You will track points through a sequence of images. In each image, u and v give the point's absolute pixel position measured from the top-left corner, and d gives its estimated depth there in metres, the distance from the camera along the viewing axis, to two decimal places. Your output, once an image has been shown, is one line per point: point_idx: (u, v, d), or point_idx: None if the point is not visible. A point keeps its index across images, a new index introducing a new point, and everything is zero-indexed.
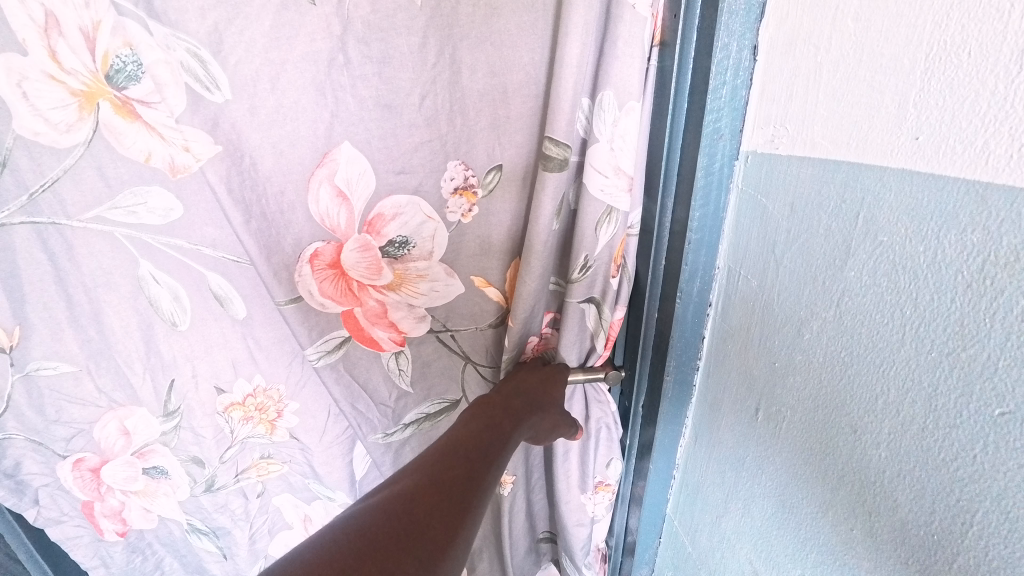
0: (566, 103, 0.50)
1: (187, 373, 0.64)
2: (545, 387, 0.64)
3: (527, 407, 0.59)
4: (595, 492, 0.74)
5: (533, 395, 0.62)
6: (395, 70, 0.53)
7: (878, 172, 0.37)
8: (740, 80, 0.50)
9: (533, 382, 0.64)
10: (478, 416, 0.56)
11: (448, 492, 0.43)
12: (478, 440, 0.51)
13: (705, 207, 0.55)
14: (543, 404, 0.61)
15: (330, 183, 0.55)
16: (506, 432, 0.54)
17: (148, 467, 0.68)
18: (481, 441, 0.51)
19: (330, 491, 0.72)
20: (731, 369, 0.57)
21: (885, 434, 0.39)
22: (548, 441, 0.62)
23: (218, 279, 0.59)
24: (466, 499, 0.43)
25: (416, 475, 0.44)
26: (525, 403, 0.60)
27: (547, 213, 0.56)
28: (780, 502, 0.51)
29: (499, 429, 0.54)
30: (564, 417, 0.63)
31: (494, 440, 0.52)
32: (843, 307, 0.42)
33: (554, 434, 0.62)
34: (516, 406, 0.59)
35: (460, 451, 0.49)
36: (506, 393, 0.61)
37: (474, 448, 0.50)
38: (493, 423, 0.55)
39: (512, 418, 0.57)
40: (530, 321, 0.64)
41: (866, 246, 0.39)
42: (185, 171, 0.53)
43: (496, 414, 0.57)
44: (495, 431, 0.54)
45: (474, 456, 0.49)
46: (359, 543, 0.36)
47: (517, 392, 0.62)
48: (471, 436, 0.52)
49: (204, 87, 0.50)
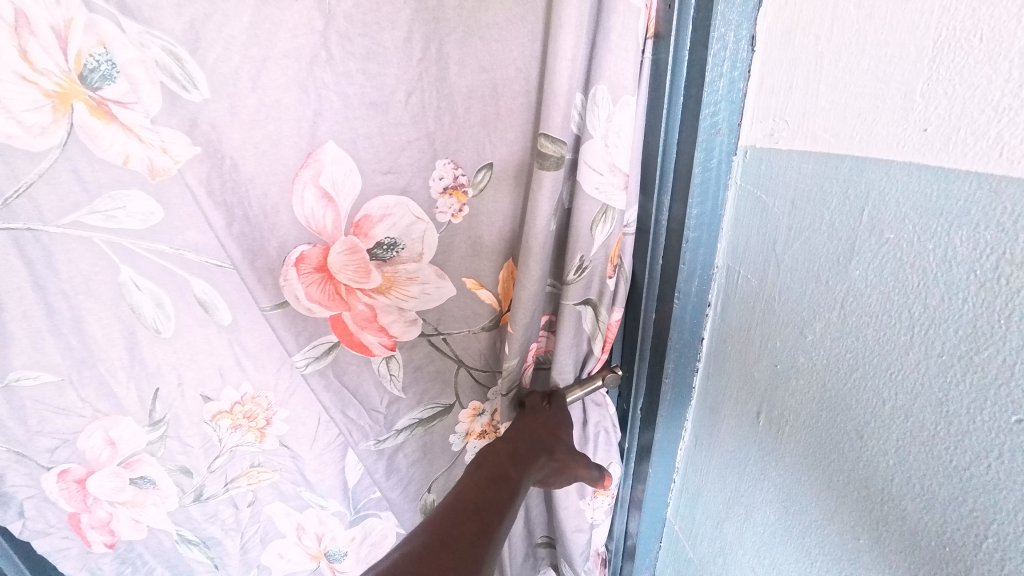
0: (561, 98, 0.48)
1: (172, 382, 0.62)
2: (550, 428, 0.62)
3: (533, 450, 0.58)
4: (594, 496, 0.73)
5: (539, 438, 0.60)
6: (380, 67, 0.51)
7: (885, 165, 0.35)
8: (738, 72, 0.48)
9: (537, 426, 0.61)
10: (485, 467, 0.56)
11: (458, 552, 0.43)
12: (485, 492, 0.52)
13: (702, 204, 0.53)
14: (549, 445, 0.60)
15: (314, 184, 0.53)
16: (512, 484, 0.54)
17: (135, 477, 0.66)
18: (490, 493, 0.52)
19: (323, 500, 0.71)
20: (731, 372, 0.55)
21: (893, 440, 0.38)
22: (563, 484, 0.60)
23: (202, 285, 0.57)
24: (476, 559, 0.43)
25: (426, 534, 0.45)
26: (531, 447, 0.59)
27: (544, 214, 0.53)
28: (783, 509, 0.50)
29: (506, 480, 0.54)
30: (576, 456, 0.60)
31: (502, 490, 0.53)
32: (847, 308, 0.40)
33: (569, 478, 0.60)
34: (522, 450, 0.58)
35: (469, 505, 0.49)
36: (511, 436, 0.60)
37: (482, 501, 0.50)
38: (500, 472, 0.55)
39: (518, 467, 0.56)
40: (532, 327, 0.60)
41: (871, 244, 0.37)
42: (165, 174, 0.51)
43: (502, 463, 0.56)
44: (501, 481, 0.54)
45: (482, 511, 0.49)
46: None
47: (522, 433, 0.60)
48: (480, 487, 0.52)
49: (181, 87, 0.48)
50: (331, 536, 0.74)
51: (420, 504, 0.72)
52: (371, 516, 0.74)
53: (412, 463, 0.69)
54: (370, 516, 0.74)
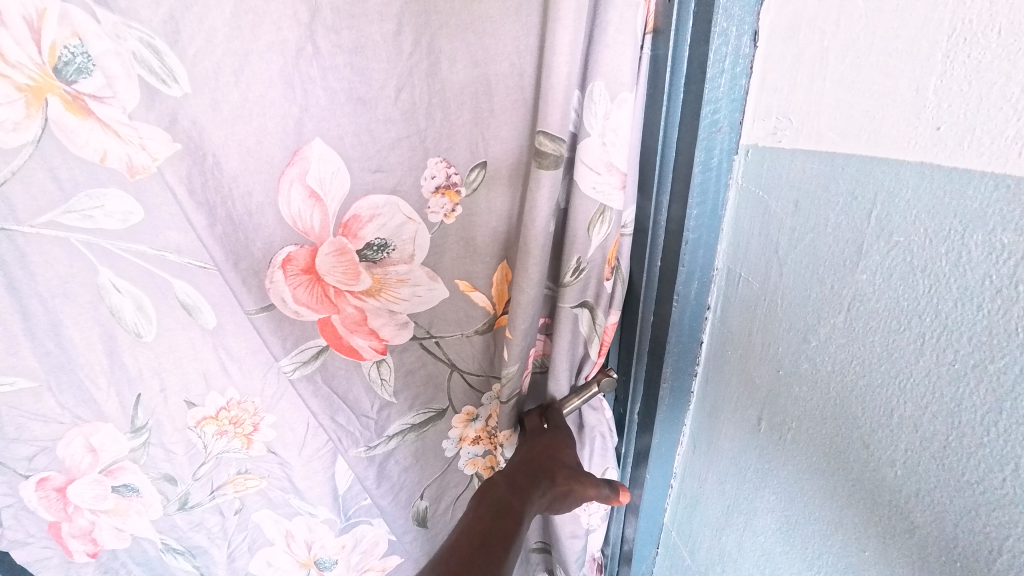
0: (559, 94, 0.46)
1: (155, 388, 0.60)
2: (551, 454, 0.60)
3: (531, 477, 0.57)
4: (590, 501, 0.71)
5: (536, 465, 0.58)
6: (369, 61, 0.49)
7: (894, 165, 0.34)
8: (740, 68, 0.46)
9: (538, 453, 0.60)
10: (485, 502, 0.53)
11: None
12: (485, 525, 0.49)
13: (702, 204, 0.52)
14: (550, 470, 0.58)
15: (301, 182, 0.51)
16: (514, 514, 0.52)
17: (117, 485, 0.64)
18: (493, 524, 0.50)
19: (312, 507, 0.69)
20: (730, 377, 0.54)
21: (901, 449, 0.36)
22: (570, 508, 0.57)
23: (185, 287, 0.55)
24: None
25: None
26: (529, 474, 0.57)
27: (544, 214, 0.51)
28: (784, 518, 0.48)
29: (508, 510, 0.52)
30: (581, 478, 0.58)
31: (506, 519, 0.51)
32: (853, 313, 0.39)
33: (574, 501, 0.57)
34: (522, 478, 0.56)
35: (473, 540, 0.48)
36: (512, 468, 0.58)
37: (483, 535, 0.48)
38: (500, 503, 0.53)
39: (518, 497, 0.54)
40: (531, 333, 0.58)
41: (879, 247, 0.36)
42: (144, 172, 0.49)
43: (502, 495, 0.54)
44: (504, 512, 0.52)
45: (488, 545, 0.47)
46: None
47: (522, 464, 0.58)
48: (482, 519, 0.50)
49: (160, 81, 0.46)
50: (321, 544, 0.72)
51: (412, 511, 0.71)
52: (362, 523, 0.72)
53: (403, 470, 0.68)
54: (361, 523, 0.72)
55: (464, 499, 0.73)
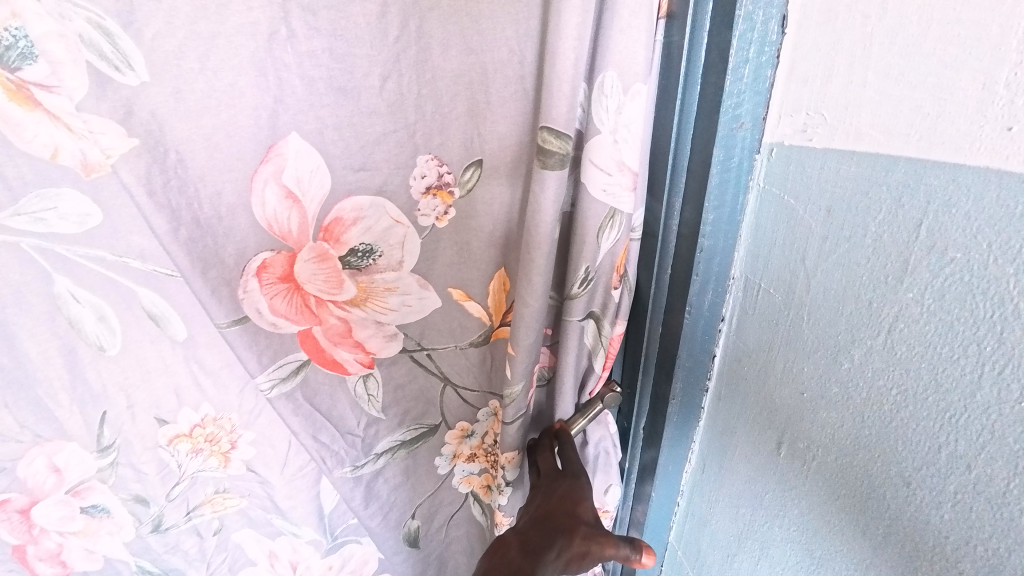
0: (566, 84, 0.41)
1: (122, 404, 0.55)
2: (568, 506, 0.54)
3: (546, 537, 0.51)
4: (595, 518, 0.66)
5: (552, 525, 0.52)
6: (349, 45, 0.43)
7: (951, 171, 0.30)
8: (766, 57, 0.41)
9: (555, 505, 0.54)
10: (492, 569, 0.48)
11: None
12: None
13: (719, 208, 0.47)
14: (565, 527, 0.52)
15: (276, 182, 0.46)
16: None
17: (86, 506, 0.59)
18: None
19: (296, 527, 0.65)
20: (746, 394, 0.50)
21: (951, 491, 0.32)
22: (589, 568, 0.52)
23: (151, 296, 0.50)
24: None
25: None
26: (542, 535, 0.51)
27: (547, 217, 0.46)
28: (804, 550, 0.45)
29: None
30: (601, 535, 0.52)
31: None
32: (895, 336, 0.34)
33: (594, 561, 0.52)
34: (534, 540, 0.51)
35: None
36: (523, 528, 0.53)
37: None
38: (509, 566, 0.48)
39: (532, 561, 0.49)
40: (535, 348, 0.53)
41: (929, 263, 0.32)
42: (100, 170, 0.44)
43: (514, 558, 0.49)
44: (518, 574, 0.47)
45: None
46: None
47: (536, 524, 0.52)
48: None
49: (112, 67, 0.40)
50: (307, 564, 0.68)
51: (403, 530, 0.67)
52: (350, 542, 0.68)
53: (393, 488, 0.64)
54: (349, 543, 0.68)
55: (457, 516, 0.69)
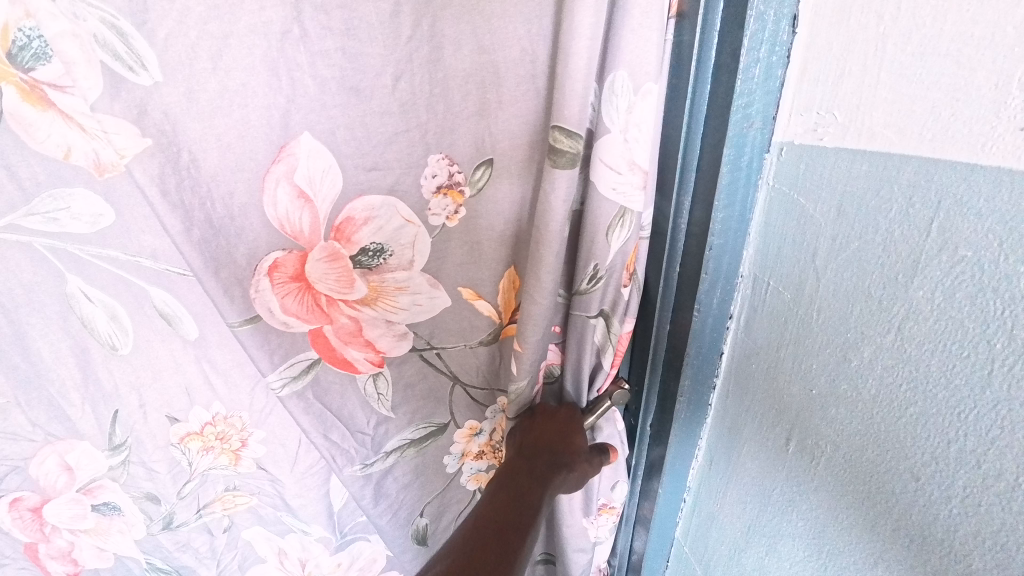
0: (579, 83, 0.41)
1: (133, 404, 0.55)
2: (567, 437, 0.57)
3: (536, 475, 0.53)
4: (598, 515, 0.68)
5: (538, 469, 0.54)
6: (361, 45, 0.44)
7: (964, 170, 0.30)
8: (777, 57, 0.41)
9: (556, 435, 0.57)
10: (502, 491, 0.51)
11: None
12: (507, 516, 0.48)
13: (730, 207, 0.47)
14: (567, 458, 0.55)
15: (288, 181, 0.47)
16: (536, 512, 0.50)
17: (98, 504, 0.60)
18: (514, 510, 0.49)
19: (305, 525, 0.65)
20: (754, 391, 0.50)
21: (960, 486, 0.33)
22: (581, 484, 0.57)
23: (162, 296, 0.51)
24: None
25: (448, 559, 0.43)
26: (531, 476, 0.53)
27: (558, 216, 0.46)
28: (813, 545, 0.45)
29: (528, 503, 0.50)
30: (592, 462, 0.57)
31: (523, 508, 0.50)
32: (906, 333, 0.35)
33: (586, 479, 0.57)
34: (540, 466, 0.54)
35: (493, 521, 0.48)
36: (528, 452, 0.55)
37: (510, 529, 0.47)
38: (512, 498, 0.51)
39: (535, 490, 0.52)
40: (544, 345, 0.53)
41: (940, 261, 0.32)
42: (113, 170, 0.44)
43: (513, 491, 0.51)
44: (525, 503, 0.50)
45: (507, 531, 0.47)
46: None
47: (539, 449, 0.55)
48: (497, 507, 0.49)
49: (126, 67, 0.40)
50: (316, 562, 0.69)
51: (412, 529, 0.67)
52: (359, 540, 0.69)
53: (402, 487, 0.64)
54: (358, 540, 0.69)
55: (466, 514, 0.70)
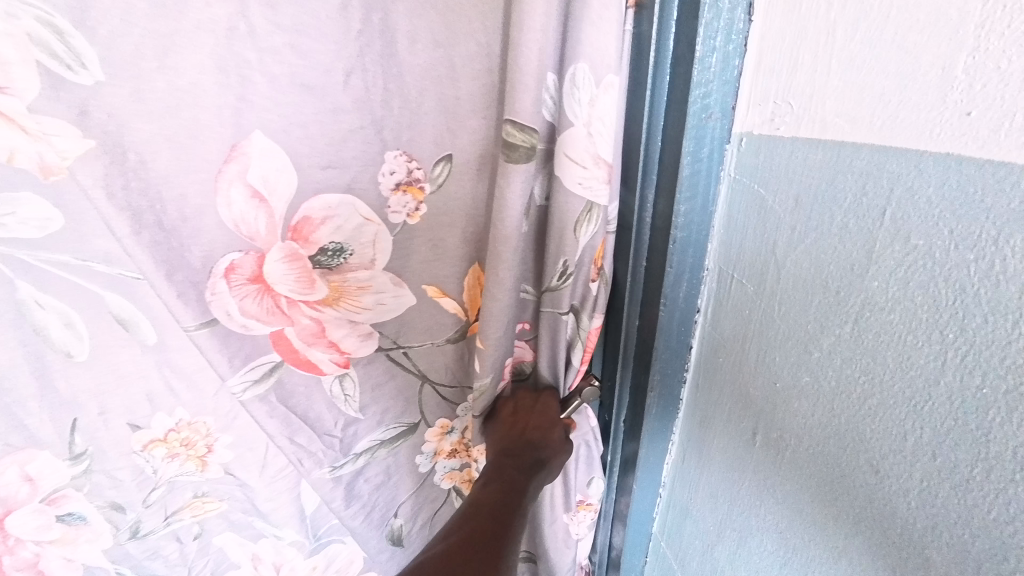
0: (530, 77, 0.40)
1: (93, 412, 0.54)
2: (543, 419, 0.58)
3: (511, 482, 0.53)
4: (576, 510, 0.68)
5: (513, 475, 0.54)
6: (312, 41, 0.42)
7: (914, 158, 0.29)
8: (733, 47, 0.41)
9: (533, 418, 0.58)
10: (492, 481, 0.54)
11: (478, 557, 0.45)
12: (496, 503, 0.51)
13: (691, 200, 0.46)
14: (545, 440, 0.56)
15: (242, 181, 0.46)
16: (515, 520, 0.50)
17: (62, 514, 0.58)
18: (503, 495, 0.52)
19: (278, 529, 0.65)
20: (723, 385, 0.49)
21: (917, 479, 0.32)
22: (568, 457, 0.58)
23: (118, 301, 0.49)
24: (491, 566, 0.45)
25: (446, 541, 0.47)
26: (506, 483, 0.53)
27: (515, 212, 0.45)
28: (780, 539, 0.45)
29: (515, 489, 0.53)
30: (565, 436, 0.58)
31: (512, 495, 0.52)
32: (862, 324, 0.34)
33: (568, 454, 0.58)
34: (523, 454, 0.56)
35: (484, 508, 0.51)
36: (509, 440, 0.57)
37: (501, 516, 0.50)
38: (494, 508, 0.51)
39: (511, 497, 0.52)
40: (507, 342, 0.53)
41: (893, 251, 0.31)
42: (59, 173, 0.43)
43: (492, 499, 0.52)
44: (503, 509, 0.50)
45: (498, 514, 0.50)
46: (422, 574, 0.43)
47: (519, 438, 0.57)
48: (492, 494, 0.52)
49: (65, 66, 0.39)
50: (291, 566, 0.68)
51: (388, 529, 0.67)
52: (334, 542, 0.68)
53: (375, 488, 0.63)
54: (334, 543, 0.68)
55: (441, 513, 0.69)
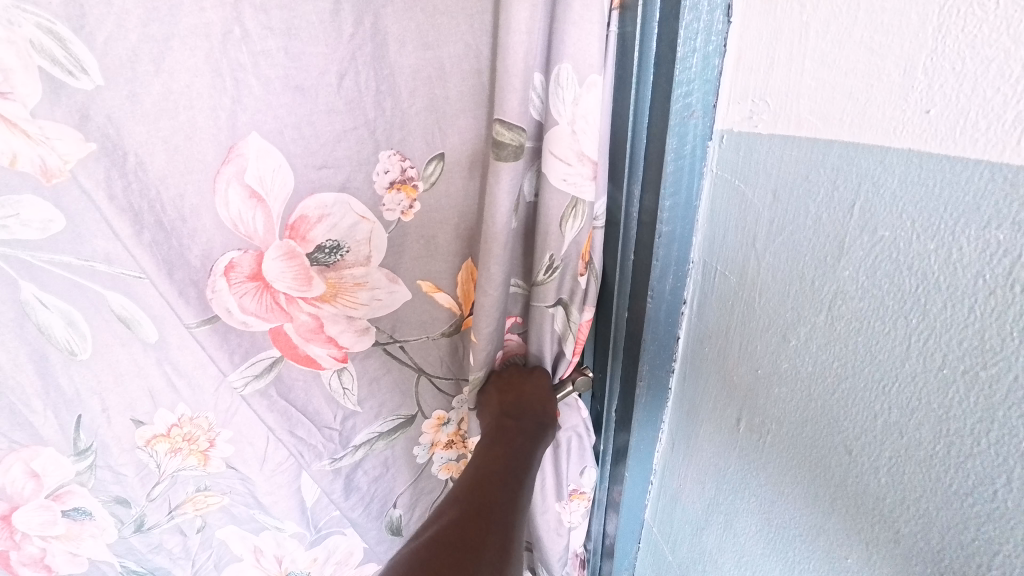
0: (517, 78, 0.42)
1: (96, 408, 0.55)
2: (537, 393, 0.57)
3: (514, 446, 0.52)
4: (569, 500, 0.70)
5: (514, 438, 0.53)
6: (304, 44, 0.44)
7: (879, 154, 0.31)
8: (713, 47, 0.42)
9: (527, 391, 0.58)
10: (495, 447, 0.52)
11: (497, 524, 0.42)
12: (502, 470, 0.49)
13: (676, 195, 0.48)
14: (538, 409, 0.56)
15: (238, 182, 0.47)
16: (523, 487, 0.48)
17: (67, 510, 0.60)
18: (507, 461, 0.50)
19: (278, 522, 0.66)
20: (709, 374, 0.51)
21: (886, 458, 0.34)
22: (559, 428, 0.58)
23: (119, 300, 0.51)
24: (509, 534, 0.41)
25: (458, 507, 0.43)
26: (509, 447, 0.52)
27: (504, 209, 0.47)
28: (764, 520, 0.46)
29: (519, 454, 0.51)
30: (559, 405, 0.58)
31: (516, 461, 0.50)
32: (835, 312, 0.36)
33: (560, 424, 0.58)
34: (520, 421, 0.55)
35: (489, 477, 0.48)
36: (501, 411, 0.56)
37: (508, 482, 0.47)
38: (501, 472, 0.49)
39: (517, 464, 0.50)
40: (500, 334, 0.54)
41: (862, 242, 0.33)
42: (60, 176, 0.44)
43: (495, 466, 0.49)
44: (511, 473, 0.49)
45: (504, 482, 0.47)
46: (435, 547, 0.38)
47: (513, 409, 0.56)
48: (495, 457, 0.51)
49: (65, 72, 0.40)
50: (292, 558, 0.70)
51: (386, 520, 0.69)
52: (334, 534, 0.70)
53: (372, 481, 0.65)
54: (333, 534, 0.70)
55: (438, 504, 0.71)
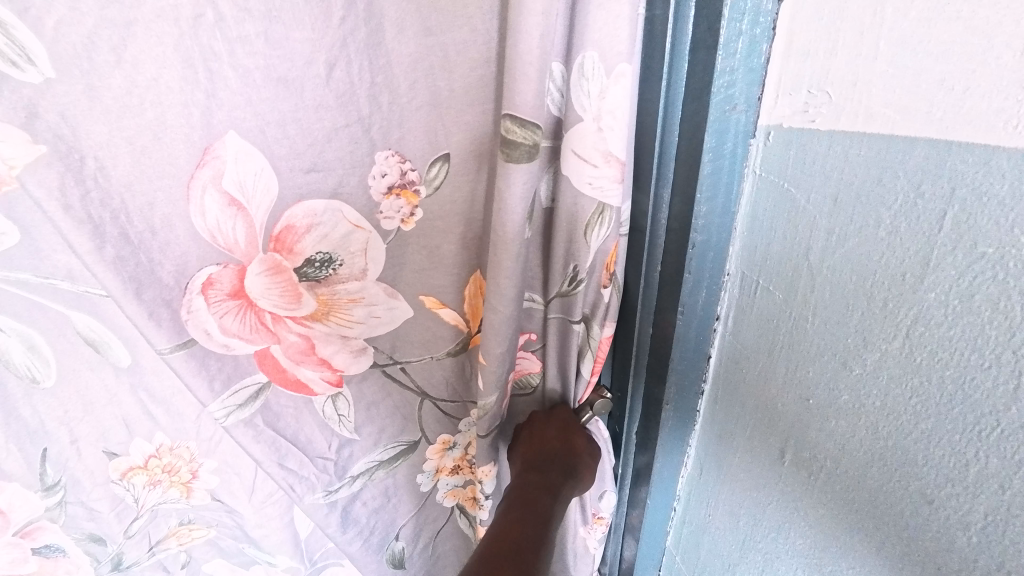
0: (531, 67, 0.36)
1: (64, 440, 0.50)
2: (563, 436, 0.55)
3: (538, 509, 0.48)
4: (592, 525, 0.64)
5: (538, 501, 0.49)
6: (287, 29, 0.38)
7: (983, 154, 0.25)
8: (761, 30, 0.36)
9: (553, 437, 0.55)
10: (516, 511, 0.47)
11: None
12: (523, 535, 0.44)
13: (712, 199, 0.42)
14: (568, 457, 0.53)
15: (215, 188, 0.41)
16: (543, 551, 0.44)
17: (38, 547, 0.55)
18: (530, 524, 0.46)
19: (271, 556, 0.61)
20: (744, 398, 0.45)
21: (982, 513, 0.29)
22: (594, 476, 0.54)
23: (85, 321, 0.45)
24: None
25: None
26: (532, 510, 0.47)
27: (516, 217, 0.41)
28: (813, 566, 0.41)
29: (542, 515, 0.47)
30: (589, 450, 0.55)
31: (539, 524, 0.46)
32: (916, 340, 0.30)
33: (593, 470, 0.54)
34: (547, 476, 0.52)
35: (510, 542, 0.43)
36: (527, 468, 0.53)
37: (527, 550, 0.43)
38: (521, 536, 0.44)
39: (539, 526, 0.46)
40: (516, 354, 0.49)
41: (955, 259, 0.27)
42: (7, 183, 0.38)
43: (517, 531, 0.45)
44: (533, 536, 0.44)
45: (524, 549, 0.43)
46: None
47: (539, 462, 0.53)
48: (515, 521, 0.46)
49: (10, 63, 0.35)
50: None
51: (387, 553, 0.64)
52: (332, 565, 0.64)
53: (372, 511, 0.60)
54: (331, 565, 0.64)
55: (444, 533, 0.65)
